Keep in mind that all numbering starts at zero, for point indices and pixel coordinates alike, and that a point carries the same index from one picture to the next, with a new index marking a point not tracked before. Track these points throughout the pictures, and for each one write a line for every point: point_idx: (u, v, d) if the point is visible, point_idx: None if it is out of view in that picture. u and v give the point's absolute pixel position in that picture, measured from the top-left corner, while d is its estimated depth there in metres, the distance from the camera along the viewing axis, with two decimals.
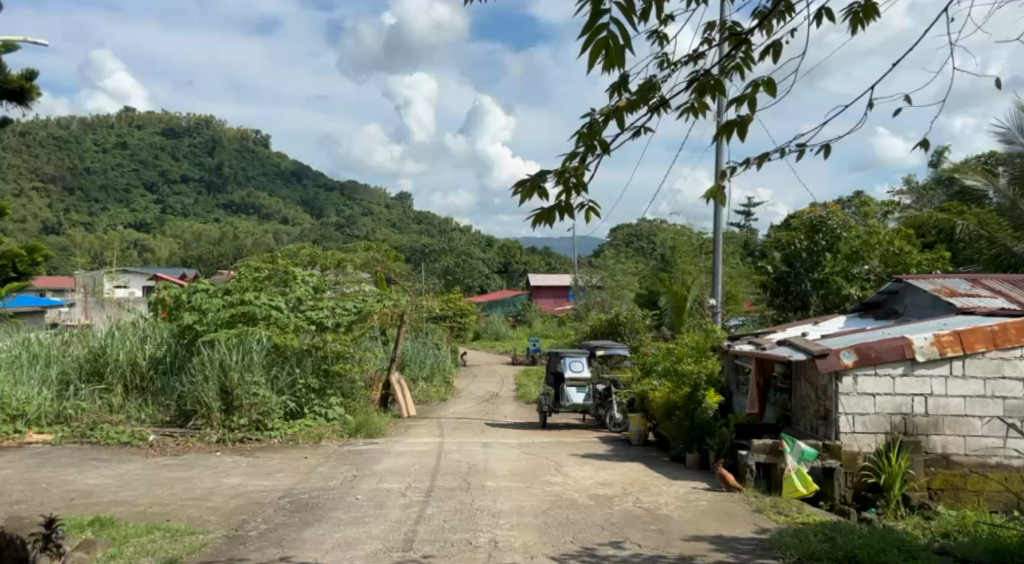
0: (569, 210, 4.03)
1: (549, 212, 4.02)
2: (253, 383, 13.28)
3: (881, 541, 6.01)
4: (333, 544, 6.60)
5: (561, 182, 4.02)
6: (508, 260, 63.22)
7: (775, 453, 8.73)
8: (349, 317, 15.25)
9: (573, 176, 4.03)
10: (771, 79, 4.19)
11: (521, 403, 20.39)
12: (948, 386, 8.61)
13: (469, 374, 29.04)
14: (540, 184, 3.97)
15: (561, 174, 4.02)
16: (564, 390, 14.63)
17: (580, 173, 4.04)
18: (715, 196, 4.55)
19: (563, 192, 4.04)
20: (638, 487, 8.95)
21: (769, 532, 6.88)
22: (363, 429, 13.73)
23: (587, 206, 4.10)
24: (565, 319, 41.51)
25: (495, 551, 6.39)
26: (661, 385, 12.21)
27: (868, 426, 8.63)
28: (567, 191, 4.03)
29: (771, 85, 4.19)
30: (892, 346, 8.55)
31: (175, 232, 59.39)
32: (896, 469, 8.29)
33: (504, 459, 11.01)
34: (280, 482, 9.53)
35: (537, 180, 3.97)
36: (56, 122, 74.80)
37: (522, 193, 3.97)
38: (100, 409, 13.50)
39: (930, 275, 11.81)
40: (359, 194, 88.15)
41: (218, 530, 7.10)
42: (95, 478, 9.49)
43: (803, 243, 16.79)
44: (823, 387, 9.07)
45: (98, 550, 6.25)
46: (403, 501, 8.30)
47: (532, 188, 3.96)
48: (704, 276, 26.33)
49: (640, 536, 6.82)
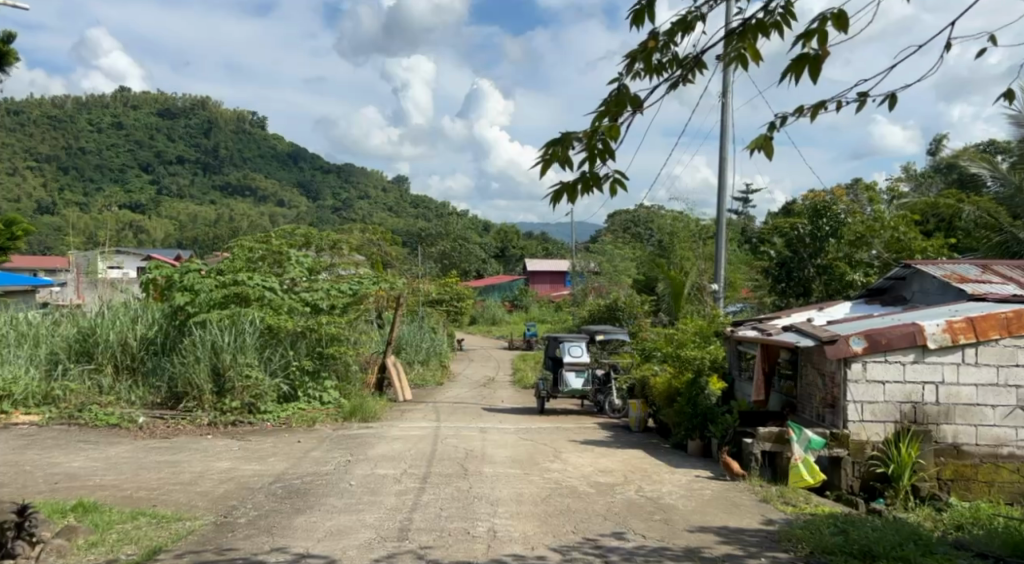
0: (594, 178, 3.85)
1: (572, 182, 3.83)
2: (245, 365, 13.04)
3: (897, 535, 5.78)
4: (325, 532, 6.34)
5: (587, 148, 3.80)
6: (505, 244, 62.88)
7: (781, 442, 8.45)
8: (344, 299, 14.96)
9: (602, 141, 3.80)
10: (839, 15, 3.90)
11: (518, 388, 20.14)
12: (960, 374, 8.37)
13: (466, 358, 28.80)
14: (563, 154, 3.76)
15: (590, 137, 3.79)
16: (563, 375, 14.35)
17: (609, 138, 3.82)
18: (763, 147, 4.30)
19: (587, 161, 3.84)
20: (639, 475, 8.72)
21: (777, 524, 6.63)
22: (357, 414, 13.44)
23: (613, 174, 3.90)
24: (562, 305, 41.31)
25: (494, 542, 6.14)
26: (662, 371, 11.98)
27: (876, 414, 8.39)
28: (592, 159, 3.84)
29: (839, 21, 3.91)
30: (903, 332, 8.30)
31: (170, 213, 58.93)
32: (905, 458, 8.06)
33: (502, 445, 10.77)
34: (272, 466, 9.27)
35: (564, 144, 3.74)
36: (50, 101, 74.13)
37: (542, 163, 3.79)
38: (90, 389, 13.22)
39: (938, 261, 11.56)
40: (356, 177, 87.74)
41: (206, 516, 6.85)
42: (81, 461, 9.23)
43: (806, 229, 16.54)
44: (831, 374, 8.80)
45: (80, 537, 5.99)
46: (399, 487, 8.06)
47: (555, 158, 3.75)
48: (704, 263, 26.09)
49: (644, 527, 6.57)
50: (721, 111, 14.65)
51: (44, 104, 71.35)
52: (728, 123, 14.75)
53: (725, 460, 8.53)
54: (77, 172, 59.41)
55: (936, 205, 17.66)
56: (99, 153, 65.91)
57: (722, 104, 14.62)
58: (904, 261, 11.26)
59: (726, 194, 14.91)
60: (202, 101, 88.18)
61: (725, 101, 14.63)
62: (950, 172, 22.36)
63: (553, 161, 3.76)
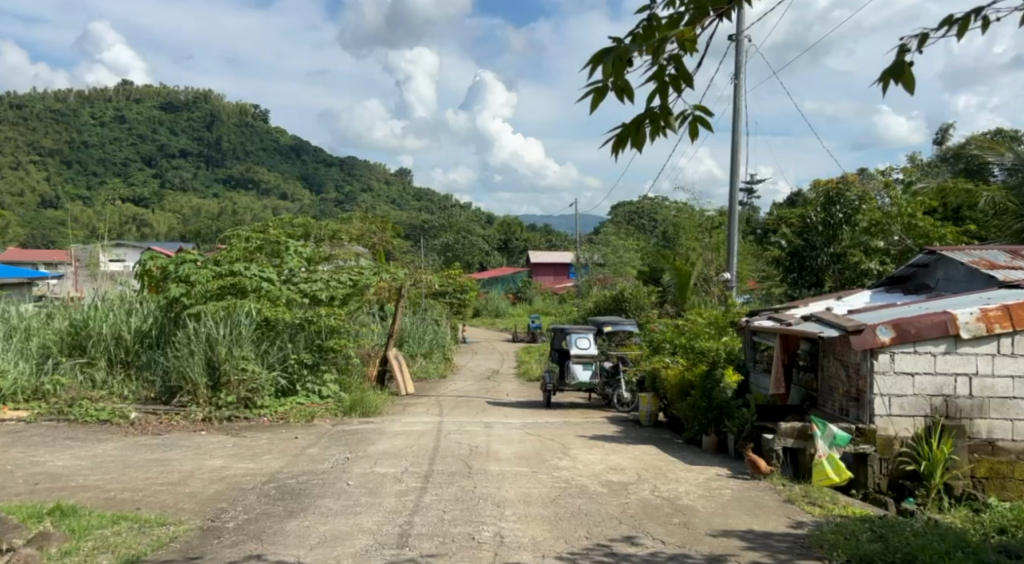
0: (663, 113, 3.69)
1: (638, 123, 3.64)
2: (241, 358, 12.57)
3: (943, 542, 5.30)
4: (319, 538, 5.88)
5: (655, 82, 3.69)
6: (508, 236, 62.24)
7: (804, 438, 7.99)
8: (344, 290, 14.45)
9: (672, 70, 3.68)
10: None
11: (523, 381, 19.67)
12: (995, 365, 7.89)
13: (470, 351, 28.33)
14: (617, 84, 3.51)
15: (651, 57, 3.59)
16: (570, 367, 13.87)
17: (678, 65, 3.69)
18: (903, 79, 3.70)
19: (657, 93, 3.69)
20: (653, 473, 8.25)
21: (806, 527, 6.17)
22: (357, 408, 12.97)
23: (690, 115, 3.76)
24: (567, 298, 40.80)
25: (501, 548, 5.68)
26: (676, 362, 11.50)
27: (905, 409, 7.91)
28: (662, 90, 3.71)
29: None
30: (933, 321, 7.83)
31: (172, 206, 58.39)
32: (938, 455, 7.59)
33: (507, 441, 10.31)
34: (266, 465, 8.83)
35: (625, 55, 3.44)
36: (52, 95, 73.72)
37: (594, 97, 3.55)
38: (82, 384, 12.77)
39: (965, 246, 11.07)
40: (359, 170, 87.24)
41: (193, 520, 6.40)
42: (66, 459, 8.79)
43: (819, 217, 16.04)
44: (856, 366, 8.33)
45: (53, 546, 5.54)
46: (399, 487, 7.61)
47: (614, 89, 3.51)
48: (712, 253, 25.60)
49: (662, 531, 6.10)
50: (734, 93, 14.10)
51: (46, 99, 71.04)
52: (739, 106, 14.22)
53: (750, 458, 8.08)
54: (80, 166, 59.02)
55: (951, 192, 17.16)
56: (102, 146, 65.50)
57: (735, 87, 14.09)
58: (928, 247, 10.78)
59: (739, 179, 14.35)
60: (203, 94, 87.69)
61: (737, 83, 14.07)
62: (959, 160, 21.86)
63: (610, 93, 3.51)
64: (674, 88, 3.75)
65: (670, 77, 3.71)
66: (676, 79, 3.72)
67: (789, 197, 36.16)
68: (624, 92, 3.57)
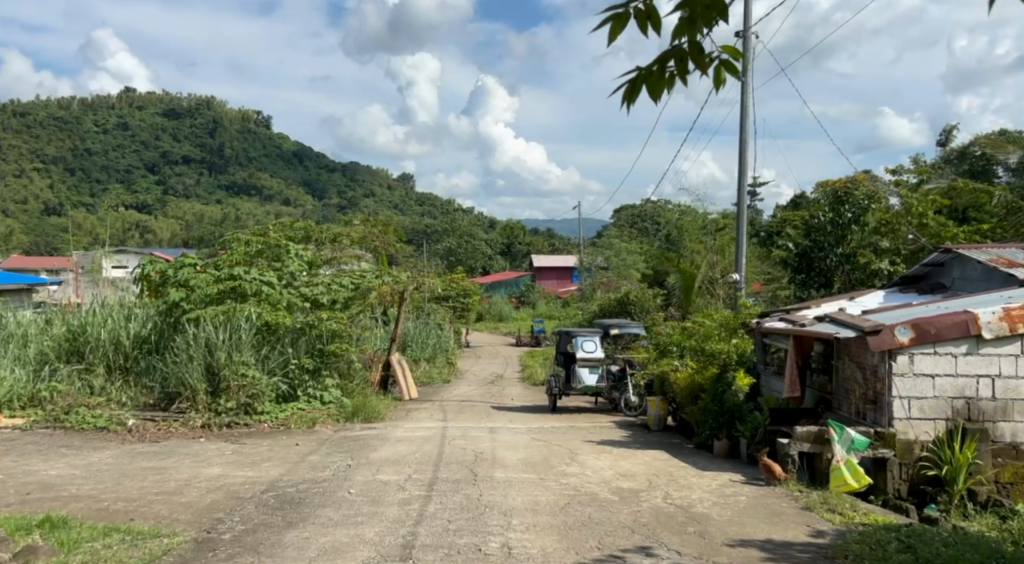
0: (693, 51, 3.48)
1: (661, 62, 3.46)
2: (241, 363, 12.32)
3: (977, 553, 5.03)
4: (318, 550, 5.63)
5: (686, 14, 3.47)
6: (511, 240, 61.96)
7: (820, 442, 7.74)
8: (345, 294, 14.38)
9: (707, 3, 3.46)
10: None
11: (528, 385, 19.40)
12: (1018, 366, 7.66)
13: (473, 355, 28.08)
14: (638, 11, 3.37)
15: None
16: (576, 371, 13.57)
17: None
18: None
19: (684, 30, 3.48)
20: (665, 479, 8.00)
21: (828, 536, 5.90)
22: (360, 414, 12.72)
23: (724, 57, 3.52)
24: (570, 301, 40.56)
25: (509, 560, 5.43)
26: (685, 366, 11.24)
27: (925, 411, 7.66)
28: (692, 25, 3.49)
29: None
30: (955, 321, 7.59)
31: (175, 213, 58.17)
32: (961, 460, 7.31)
33: (513, 447, 10.04)
34: (265, 473, 8.57)
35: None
36: (55, 102, 73.70)
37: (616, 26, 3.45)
38: (79, 391, 12.52)
39: (980, 244, 10.85)
40: (361, 175, 87.11)
41: (188, 532, 6.14)
42: (60, 468, 8.52)
43: (827, 216, 15.79)
44: (873, 367, 8.08)
45: (39, 560, 5.28)
46: (402, 496, 7.35)
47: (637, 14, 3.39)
48: (716, 254, 25.35)
49: (678, 541, 5.84)
50: (741, 90, 13.82)
51: (49, 106, 71.00)
52: (747, 103, 13.95)
53: (764, 462, 7.82)
54: (84, 173, 58.85)
55: (960, 191, 16.90)
56: (106, 153, 65.39)
57: (743, 84, 13.83)
58: (944, 246, 10.58)
59: (747, 178, 14.09)
60: (206, 100, 87.64)
61: (745, 81, 13.83)
62: (964, 160, 21.61)
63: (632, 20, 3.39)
64: (706, 23, 3.52)
65: (703, 8, 3.47)
66: (710, 10, 3.48)
67: (793, 200, 35.96)
68: (648, 20, 3.43)
